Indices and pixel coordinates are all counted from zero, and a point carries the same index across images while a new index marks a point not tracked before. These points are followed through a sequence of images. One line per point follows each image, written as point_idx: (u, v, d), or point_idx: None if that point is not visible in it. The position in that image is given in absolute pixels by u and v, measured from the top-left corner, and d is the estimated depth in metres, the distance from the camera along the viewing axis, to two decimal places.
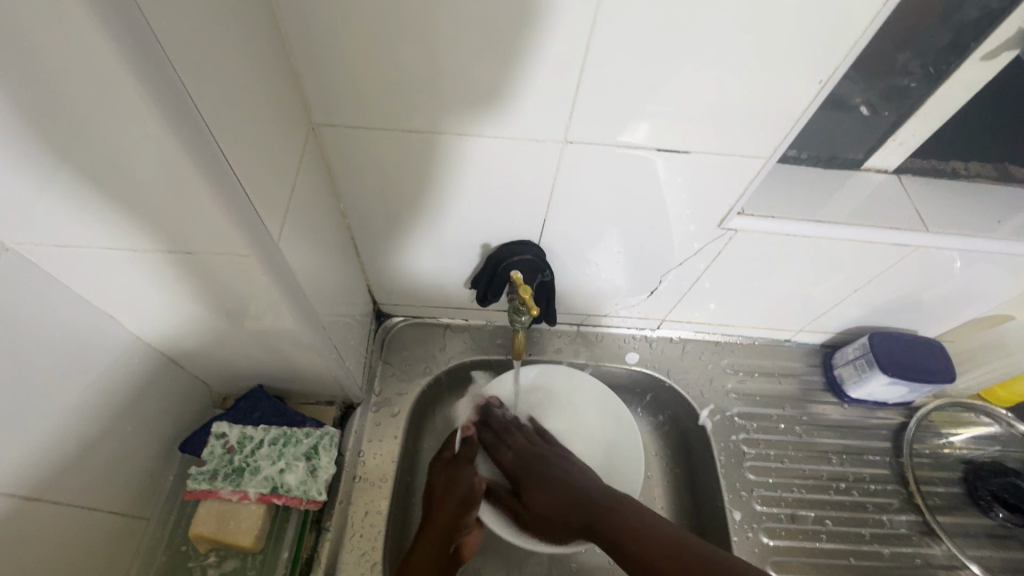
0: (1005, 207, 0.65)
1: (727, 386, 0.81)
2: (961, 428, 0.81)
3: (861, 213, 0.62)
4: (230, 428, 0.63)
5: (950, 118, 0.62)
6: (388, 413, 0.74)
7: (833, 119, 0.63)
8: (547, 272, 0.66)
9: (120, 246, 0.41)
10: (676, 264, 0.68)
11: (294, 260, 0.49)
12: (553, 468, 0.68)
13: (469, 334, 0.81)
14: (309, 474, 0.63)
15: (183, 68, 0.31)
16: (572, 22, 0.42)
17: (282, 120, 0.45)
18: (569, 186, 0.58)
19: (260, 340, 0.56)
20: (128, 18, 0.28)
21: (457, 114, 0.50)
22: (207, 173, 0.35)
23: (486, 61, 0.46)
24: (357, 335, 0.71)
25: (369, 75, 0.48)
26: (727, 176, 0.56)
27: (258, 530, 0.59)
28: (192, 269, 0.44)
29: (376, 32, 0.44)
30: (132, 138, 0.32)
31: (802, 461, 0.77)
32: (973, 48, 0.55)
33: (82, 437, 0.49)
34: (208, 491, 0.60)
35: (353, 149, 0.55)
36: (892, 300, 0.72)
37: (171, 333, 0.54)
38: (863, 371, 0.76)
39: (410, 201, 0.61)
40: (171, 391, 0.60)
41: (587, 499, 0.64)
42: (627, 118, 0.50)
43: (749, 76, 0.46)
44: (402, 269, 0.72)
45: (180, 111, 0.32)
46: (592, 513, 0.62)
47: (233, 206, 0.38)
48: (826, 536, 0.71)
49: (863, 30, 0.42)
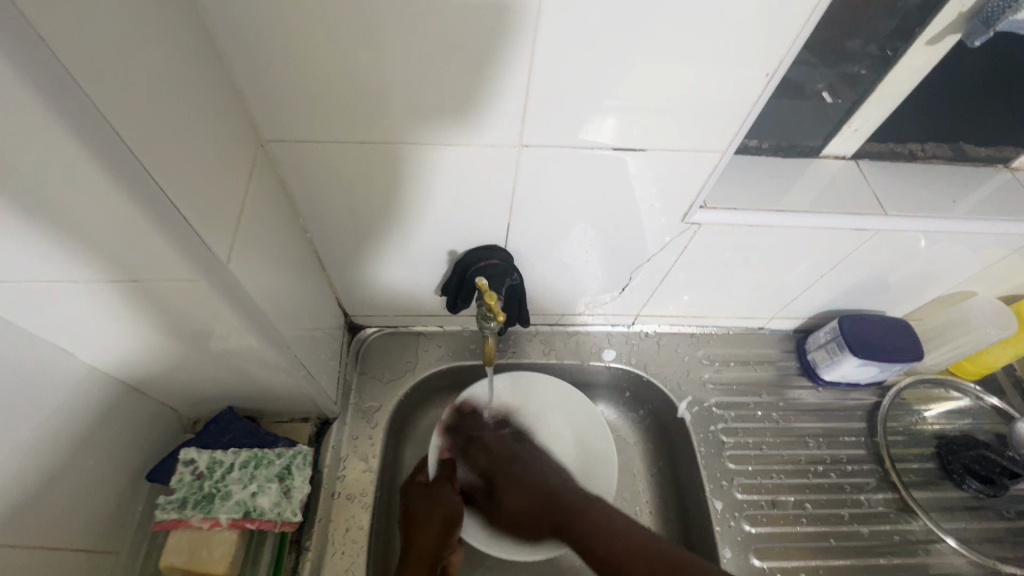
0: (959, 187, 0.66)
1: (704, 377, 0.81)
2: (932, 404, 0.83)
3: (822, 200, 0.63)
4: (199, 454, 0.62)
5: (901, 103, 0.63)
6: (365, 426, 0.73)
7: (793, 106, 0.63)
8: (516, 275, 0.65)
9: (59, 278, 0.39)
10: (646, 259, 0.68)
11: (251, 282, 0.48)
12: (511, 485, 0.67)
13: (445, 341, 0.81)
14: (283, 496, 0.62)
15: (99, 95, 0.30)
16: (517, 26, 0.42)
17: (224, 137, 0.44)
18: (531, 187, 0.57)
19: (223, 362, 0.55)
20: (44, 65, 0.27)
21: (407, 121, 0.49)
22: (141, 200, 0.34)
23: (433, 69, 0.45)
24: (327, 349, 0.70)
25: (314, 89, 0.47)
26: (689, 170, 0.56)
27: (232, 556, 0.58)
28: (142, 296, 0.43)
29: (318, 42, 0.43)
30: (61, 177, 0.32)
31: (781, 447, 0.77)
32: (919, 32, 0.56)
33: (40, 476, 0.48)
34: (177, 520, 0.58)
35: (306, 162, 0.54)
36: (861, 282, 0.73)
37: (130, 361, 0.52)
38: (834, 354, 0.77)
39: (372, 212, 0.60)
40: (136, 420, 0.58)
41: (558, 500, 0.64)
42: (586, 116, 0.50)
43: (700, 69, 0.46)
44: (371, 280, 0.71)
45: (105, 144, 0.31)
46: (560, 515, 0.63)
47: (174, 234, 0.37)
48: (806, 519, 0.72)
49: (803, 24, 0.43)
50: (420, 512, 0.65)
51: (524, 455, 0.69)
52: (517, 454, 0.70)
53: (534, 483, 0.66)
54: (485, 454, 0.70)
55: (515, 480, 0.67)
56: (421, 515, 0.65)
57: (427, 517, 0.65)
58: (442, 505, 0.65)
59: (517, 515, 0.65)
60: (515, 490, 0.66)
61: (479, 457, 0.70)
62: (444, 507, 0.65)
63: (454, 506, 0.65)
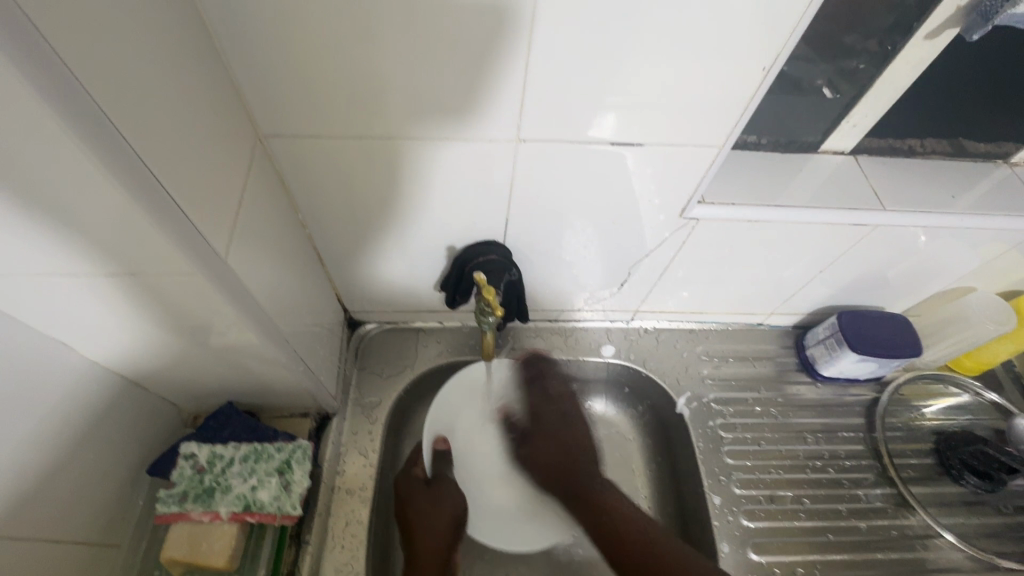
0: (958, 182, 0.66)
1: (703, 373, 0.82)
2: (931, 399, 0.83)
3: (821, 195, 0.63)
4: (199, 448, 0.62)
5: (899, 98, 0.63)
6: (364, 421, 0.73)
7: (791, 101, 0.63)
8: (515, 270, 0.65)
9: (59, 272, 0.39)
10: (644, 254, 0.69)
11: (250, 277, 0.48)
12: (551, 435, 0.67)
13: (444, 336, 0.81)
14: (283, 490, 0.62)
15: (97, 91, 0.31)
16: (515, 20, 0.42)
17: (223, 133, 0.44)
18: (530, 182, 0.57)
19: (222, 357, 0.55)
20: (42, 60, 0.27)
21: (405, 116, 0.50)
22: (139, 196, 0.34)
23: (431, 63, 0.45)
24: (326, 344, 0.70)
25: (312, 84, 0.47)
26: (687, 164, 0.56)
27: (232, 549, 0.58)
28: (142, 291, 0.43)
29: (314, 37, 0.43)
30: (61, 173, 0.32)
31: (779, 442, 0.78)
32: (916, 28, 0.56)
33: (42, 470, 0.48)
34: (178, 513, 0.59)
35: (305, 158, 0.54)
36: (860, 278, 0.73)
37: (131, 356, 0.52)
38: (833, 350, 0.77)
39: (370, 207, 0.60)
40: (136, 415, 0.59)
41: (580, 462, 0.65)
42: (584, 110, 0.50)
43: (698, 63, 0.46)
44: (370, 276, 0.71)
45: (104, 140, 0.31)
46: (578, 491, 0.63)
47: (173, 229, 0.37)
48: (804, 514, 0.73)
49: (800, 17, 0.43)
50: (423, 512, 0.64)
51: (570, 412, 0.69)
52: (559, 405, 0.69)
53: (559, 440, 0.66)
54: (552, 411, 0.68)
55: (543, 436, 0.67)
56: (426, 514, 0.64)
57: (432, 515, 0.64)
58: (446, 504, 0.65)
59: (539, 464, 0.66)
60: (548, 447, 0.66)
61: (535, 392, 0.70)
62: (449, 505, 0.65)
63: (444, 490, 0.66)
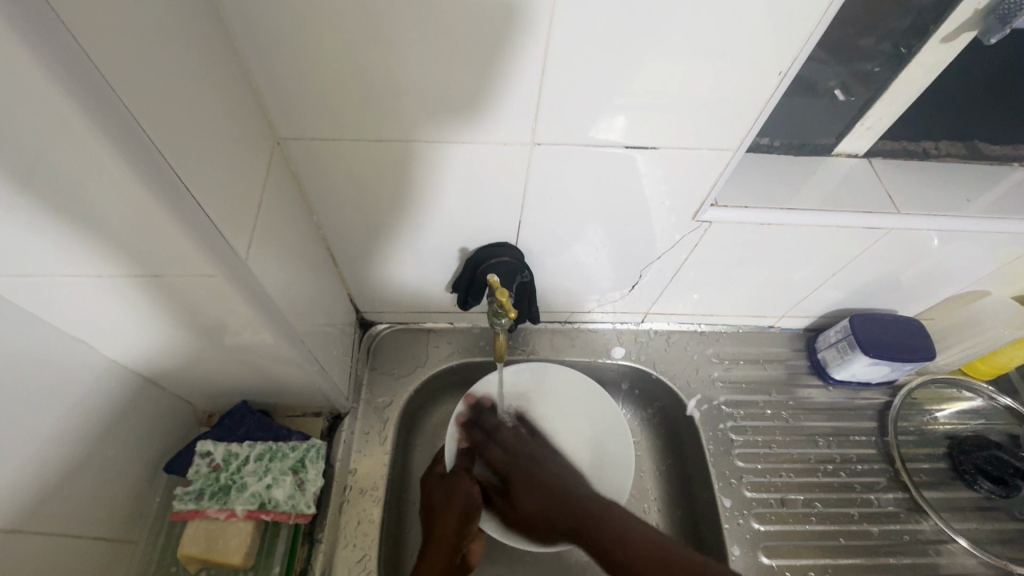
0: (975, 185, 0.65)
1: (713, 375, 0.81)
2: (944, 403, 0.82)
3: (835, 198, 0.63)
4: (214, 446, 0.63)
5: (914, 101, 0.63)
6: (375, 421, 0.74)
7: (805, 104, 0.63)
8: (527, 272, 0.66)
9: (84, 273, 0.40)
10: (656, 257, 0.69)
11: (266, 277, 0.49)
12: (527, 484, 0.67)
13: (455, 337, 0.81)
14: (296, 489, 0.63)
15: (124, 93, 0.31)
16: (529, 23, 0.42)
17: (242, 135, 0.45)
18: (542, 184, 0.57)
19: (238, 357, 0.56)
20: (75, 65, 0.28)
21: (420, 119, 0.50)
22: (164, 199, 0.35)
23: (446, 65, 0.45)
24: (339, 345, 0.71)
25: (328, 87, 0.47)
26: (700, 168, 0.56)
27: (247, 546, 0.59)
28: (160, 291, 0.44)
29: (333, 40, 0.43)
30: (87, 174, 0.32)
31: (791, 445, 0.77)
32: (932, 30, 0.56)
33: (63, 466, 0.49)
34: (194, 511, 0.60)
35: (321, 160, 0.54)
36: (873, 281, 0.73)
37: (150, 355, 0.53)
38: (845, 353, 0.77)
39: (385, 210, 0.60)
40: (153, 412, 0.59)
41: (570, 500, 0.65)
42: (599, 116, 0.50)
43: (710, 63, 0.46)
44: (383, 277, 0.72)
45: (130, 143, 0.32)
46: (574, 519, 0.63)
47: (192, 229, 0.38)
48: (815, 518, 0.72)
49: (818, 19, 0.42)
50: (438, 500, 0.66)
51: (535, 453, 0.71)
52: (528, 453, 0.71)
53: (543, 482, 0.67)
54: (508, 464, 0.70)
55: (532, 483, 0.67)
56: (438, 504, 0.66)
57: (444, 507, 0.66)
58: (460, 492, 0.66)
59: (528, 518, 0.66)
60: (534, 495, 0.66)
61: (494, 448, 0.71)
62: (461, 497, 0.66)
63: (474, 496, 0.66)
